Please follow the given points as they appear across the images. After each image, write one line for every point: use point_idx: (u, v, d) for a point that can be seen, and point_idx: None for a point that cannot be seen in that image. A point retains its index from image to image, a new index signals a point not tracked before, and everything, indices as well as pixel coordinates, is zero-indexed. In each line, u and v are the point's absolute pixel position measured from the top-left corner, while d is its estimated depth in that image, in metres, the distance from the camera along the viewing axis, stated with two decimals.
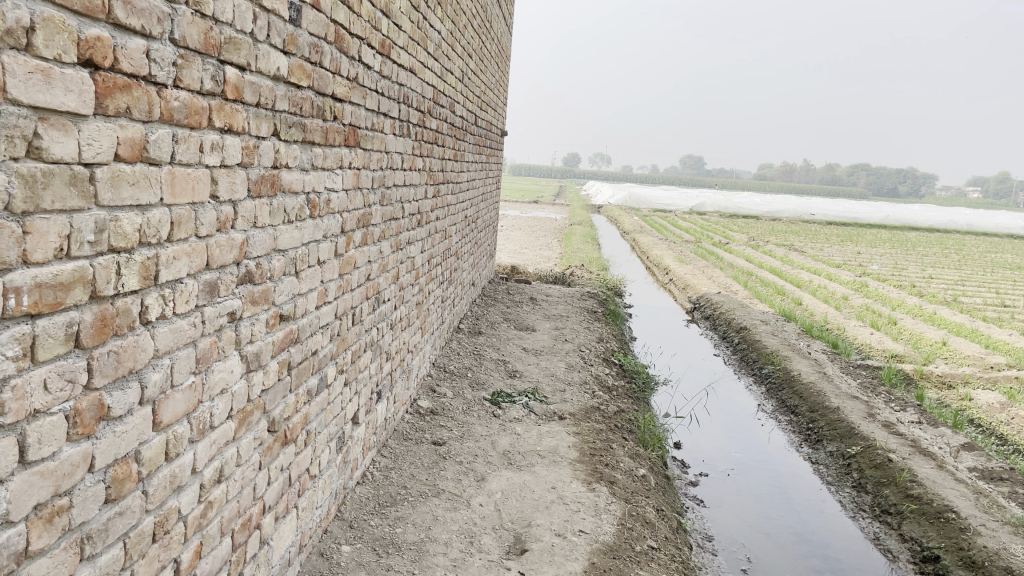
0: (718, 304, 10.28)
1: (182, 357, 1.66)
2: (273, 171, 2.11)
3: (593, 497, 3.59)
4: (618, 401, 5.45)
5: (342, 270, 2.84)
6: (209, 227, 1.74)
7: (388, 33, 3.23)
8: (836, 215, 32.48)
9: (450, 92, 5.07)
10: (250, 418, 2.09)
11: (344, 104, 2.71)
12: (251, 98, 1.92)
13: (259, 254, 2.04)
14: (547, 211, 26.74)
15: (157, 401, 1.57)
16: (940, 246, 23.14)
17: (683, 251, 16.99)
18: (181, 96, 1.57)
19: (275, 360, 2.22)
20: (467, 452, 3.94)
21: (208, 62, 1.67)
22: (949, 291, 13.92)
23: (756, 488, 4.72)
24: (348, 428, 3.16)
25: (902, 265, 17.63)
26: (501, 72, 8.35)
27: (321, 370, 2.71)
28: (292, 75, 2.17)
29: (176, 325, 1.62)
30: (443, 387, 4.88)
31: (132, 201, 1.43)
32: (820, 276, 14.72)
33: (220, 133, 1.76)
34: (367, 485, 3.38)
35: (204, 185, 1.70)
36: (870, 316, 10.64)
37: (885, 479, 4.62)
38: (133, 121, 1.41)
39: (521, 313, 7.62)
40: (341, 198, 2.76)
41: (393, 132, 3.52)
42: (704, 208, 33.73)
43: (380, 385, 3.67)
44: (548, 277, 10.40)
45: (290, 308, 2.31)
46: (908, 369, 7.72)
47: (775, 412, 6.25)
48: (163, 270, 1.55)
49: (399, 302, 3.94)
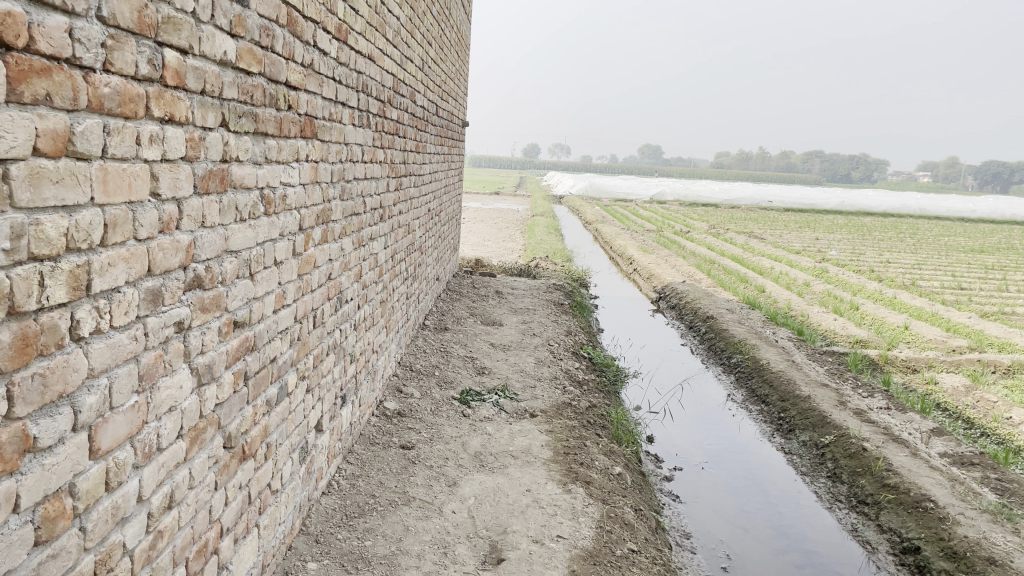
0: (684, 293, 10.23)
1: (121, 375, 1.48)
2: (223, 166, 1.93)
3: (569, 499, 3.47)
4: (589, 396, 5.34)
5: (301, 270, 2.66)
6: (150, 228, 1.56)
7: (344, 17, 3.05)
8: (794, 202, 32.88)
9: (410, 81, 4.89)
10: (203, 436, 1.91)
11: (299, 93, 2.53)
12: (195, 85, 1.74)
13: (208, 257, 1.86)
14: (508, 202, 26.57)
15: (94, 427, 1.40)
16: (896, 231, 23.55)
17: (646, 241, 16.99)
18: (113, 81, 1.39)
19: (229, 370, 2.04)
20: (437, 455, 3.79)
21: (144, 45, 1.50)
22: (906, 275, 14.11)
23: (731, 480, 4.65)
24: (311, 436, 2.99)
25: (860, 250, 17.82)
26: (461, 62, 8.18)
27: (281, 378, 2.54)
28: (240, 60, 1.99)
29: (113, 340, 1.44)
30: (410, 387, 4.72)
31: (56, 201, 1.25)
32: (781, 263, 14.80)
33: (160, 123, 1.58)
34: (332, 495, 3.21)
35: (143, 183, 1.53)
36: (833, 301, 10.70)
37: (860, 469, 4.58)
38: (55, 109, 1.23)
39: (487, 307, 7.47)
40: (298, 193, 2.58)
41: (353, 123, 3.35)
42: (664, 197, 33.90)
43: (344, 389, 3.50)
44: (512, 270, 10.26)
45: (244, 314, 2.13)
46: (873, 355, 7.74)
47: (745, 402, 6.20)
48: (97, 279, 1.37)
49: (363, 301, 3.77)
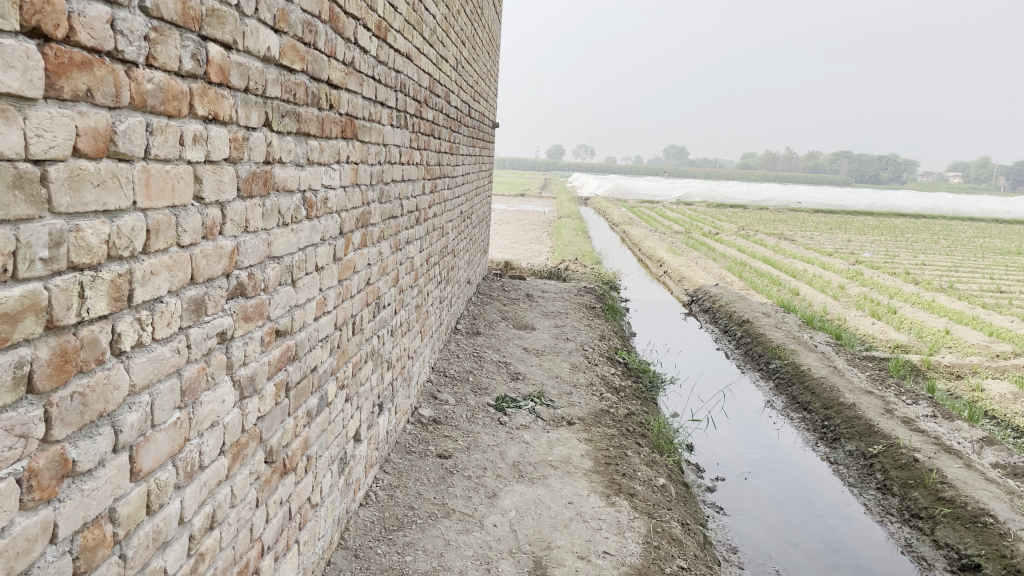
0: (717, 297, 10.05)
1: (164, 391, 1.39)
2: (266, 167, 1.84)
3: (614, 513, 3.34)
4: (627, 403, 5.21)
5: (341, 276, 2.57)
6: (193, 234, 1.47)
7: (384, 14, 2.95)
8: (823, 203, 32.43)
9: (445, 81, 4.80)
10: (245, 451, 1.82)
11: (340, 92, 2.44)
12: (239, 82, 1.65)
13: (251, 263, 1.77)
14: (534, 204, 26.63)
15: (135, 447, 1.31)
16: (930, 232, 23.13)
17: (675, 242, 16.78)
18: (156, 77, 1.30)
19: (271, 382, 1.95)
20: (475, 465, 3.69)
21: (188, 38, 1.40)
22: (944, 278, 13.78)
23: (775, 491, 4.51)
24: (349, 446, 2.89)
25: (894, 252, 17.46)
26: (492, 62, 8.08)
27: (322, 388, 2.45)
28: (284, 57, 1.90)
29: (155, 353, 1.35)
30: (445, 393, 4.62)
31: (97, 205, 1.16)
32: (814, 265, 14.54)
33: (204, 122, 1.49)
34: (370, 507, 3.11)
35: (187, 185, 1.43)
36: (870, 304, 10.45)
37: (912, 481, 4.41)
38: (96, 106, 1.14)
39: (519, 311, 7.36)
40: (339, 195, 2.49)
41: (391, 123, 3.25)
42: (691, 197, 33.59)
43: (381, 397, 3.41)
44: (542, 273, 10.16)
45: (287, 322, 2.04)
46: (916, 360, 7.51)
47: (786, 409, 6.03)
48: (139, 289, 1.28)
49: (399, 306, 3.67)
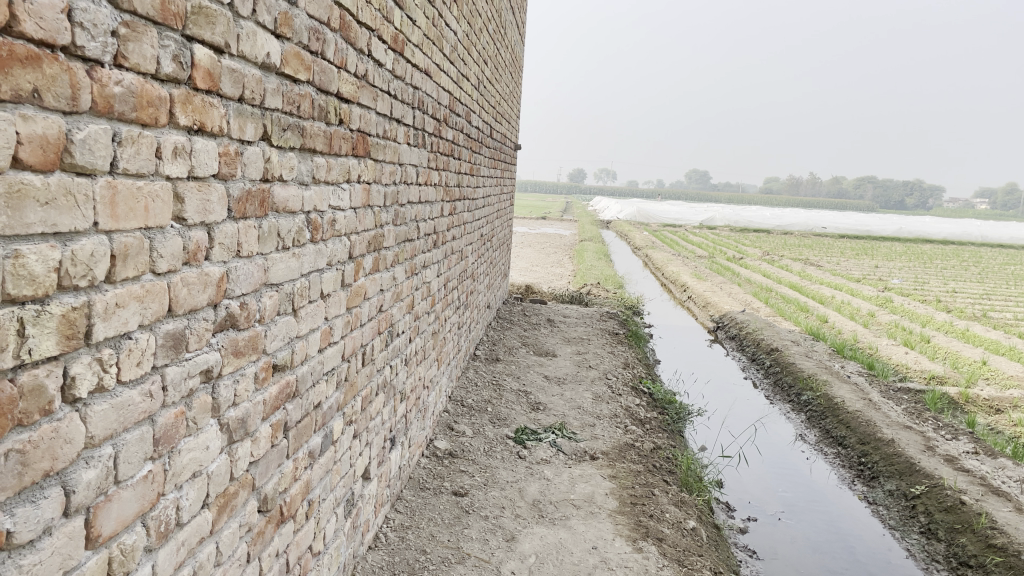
0: (743, 324, 9.78)
1: (131, 441, 1.20)
2: (264, 186, 1.66)
3: (641, 560, 3.11)
4: (653, 436, 4.96)
5: (350, 303, 2.39)
6: (173, 259, 1.29)
7: (401, 27, 2.79)
8: (848, 228, 32.02)
9: (466, 100, 4.64)
10: (234, 502, 1.62)
11: (352, 107, 2.27)
12: (232, 90, 1.47)
13: (244, 292, 1.59)
14: (556, 226, 26.53)
15: (93, 509, 1.12)
16: (958, 259, 22.65)
17: (698, 267, 16.49)
18: (126, 79, 1.13)
19: (266, 423, 1.76)
20: (492, 504, 3.47)
21: (168, 37, 1.23)
22: (977, 306, 13.37)
23: (812, 534, 4.23)
24: (357, 486, 2.69)
25: (923, 279, 17.04)
26: (515, 83, 7.96)
27: (326, 426, 2.25)
28: (286, 65, 1.73)
29: (121, 399, 1.16)
30: (462, 424, 4.41)
31: (44, 226, 0.98)
32: (842, 291, 14.22)
33: (187, 133, 1.31)
34: (379, 550, 2.90)
35: (164, 206, 1.25)
36: (902, 333, 10.11)
37: (959, 526, 4.12)
38: (45, 110, 0.97)
39: (539, 337, 7.15)
40: (349, 218, 2.31)
41: (408, 142, 3.08)
42: (713, 221, 33.27)
43: (394, 430, 3.21)
44: (564, 298, 9.95)
45: (285, 356, 1.85)
46: (953, 393, 7.19)
47: (819, 444, 5.76)
48: (99, 324, 1.09)
49: (414, 334, 3.48)
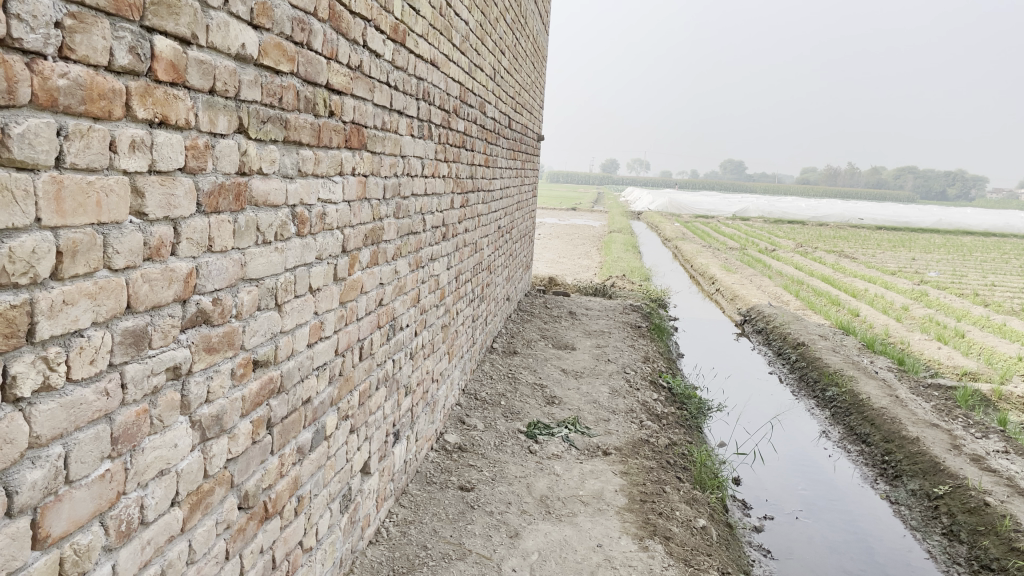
0: (771, 317, 9.61)
1: (85, 440, 1.18)
2: (239, 180, 1.63)
3: (645, 559, 3.06)
4: (668, 431, 4.89)
5: (344, 297, 2.37)
6: (132, 254, 1.27)
7: (402, 17, 2.75)
8: (886, 219, 31.38)
9: (479, 91, 4.58)
10: (209, 499, 1.61)
11: (344, 98, 2.24)
12: (200, 82, 1.45)
13: (217, 287, 1.57)
14: (585, 218, 26.35)
15: (40, 510, 1.10)
16: (999, 252, 22.02)
17: (729, 259, 16.27)
18: (74, 71, 1.10)
19: (245, 419, 1.74)
20: (498, 499, 3.44)
21: (123, 29, 1.20)
22: (1016, 300, 12.99)
23: (830, 534, 4.14)
24: (356, 481, 2.68)
25: (961, 272, 16.59)
26: (537, 74, 7.88)
27: (318, 421, 2.23)
28: (265, 56, 1.70)
29: (70, 398, 1.14)
30: (474, 418, 4.38)
31: None
32: (876, 283, 13.92)
33: (148, 126, 1.29)
34: (380, 545, 2.89)
35: (120, 200, 1.23)
36: (935, 327, 9.86)
37: (982, 528, 4.00)
38: None
39: (560, 329, 7.09)
40: (342, 211, 2.28)
41: (410, 134, 3.04)
42: (747, 212, 32.79)
43: (398, 424, 3.19)
44: (588, 290, 9.87)
45: (267, 352, 1.83)
46: (985, 390, 6.98)
47: (842, 441, 5.64)
48: (43, 321, 1.08)
49: (420, 327, 3.45)
